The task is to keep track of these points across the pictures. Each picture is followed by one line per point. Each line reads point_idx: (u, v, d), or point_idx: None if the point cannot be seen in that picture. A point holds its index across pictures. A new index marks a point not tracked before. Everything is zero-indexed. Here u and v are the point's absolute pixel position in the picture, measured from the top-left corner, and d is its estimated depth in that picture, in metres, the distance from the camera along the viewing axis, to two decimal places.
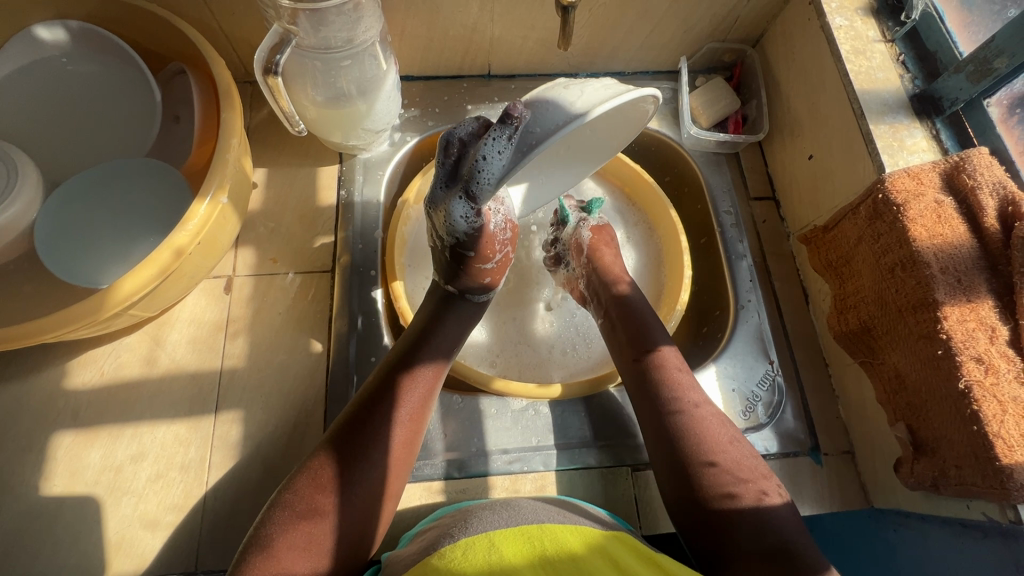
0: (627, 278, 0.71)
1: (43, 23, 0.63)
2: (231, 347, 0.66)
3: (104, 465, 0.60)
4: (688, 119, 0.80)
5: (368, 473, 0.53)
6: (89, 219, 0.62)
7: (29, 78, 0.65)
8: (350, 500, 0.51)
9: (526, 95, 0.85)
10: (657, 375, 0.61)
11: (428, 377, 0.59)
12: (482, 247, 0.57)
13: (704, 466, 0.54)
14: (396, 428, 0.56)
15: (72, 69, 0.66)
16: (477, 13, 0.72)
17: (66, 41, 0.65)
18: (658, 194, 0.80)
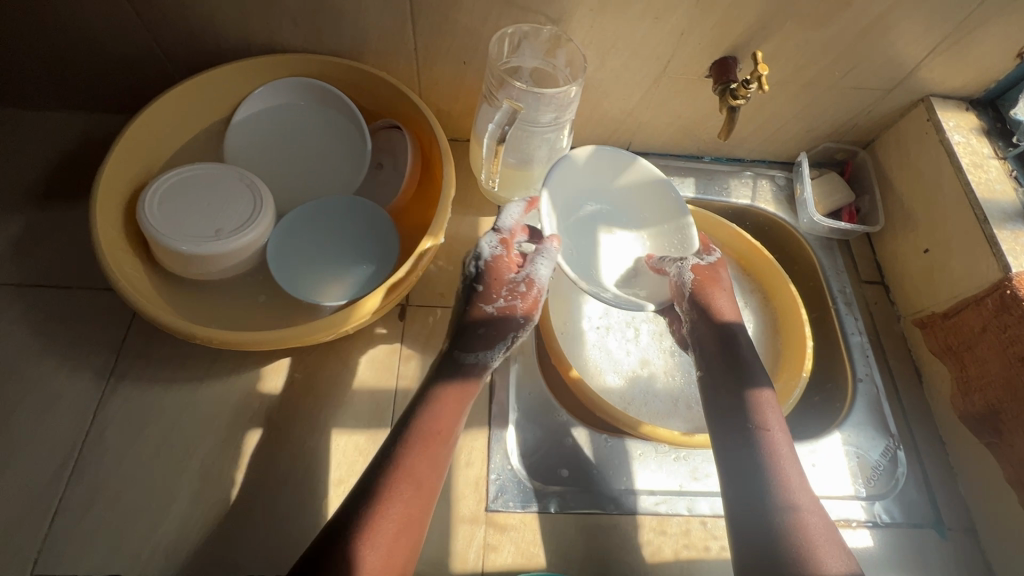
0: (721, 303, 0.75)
1: (286, 78, 0.76)
2: (405, 368, 0.73)
3: (293, 466, 0.66)
4: (808, 206, 0.89)
5: (404, 497, 0.56)
6: (307, 246, 0.71)
7: (266, 121, 0.78)
8: (400, 521, 0.55)
9: (658, 171, 0.95)
10: (738, 412, 0.66)
11: (458, 408, 0.64)
12: (493, 287, 0.72)
13: (771, 513, 0.59)
14: (433, 455, 0.60)
15: (299, 116, 0.79)
16: (637, 102, 0.84)
17: (301, 94, 0.78)
18: (778, 270, 0.88)
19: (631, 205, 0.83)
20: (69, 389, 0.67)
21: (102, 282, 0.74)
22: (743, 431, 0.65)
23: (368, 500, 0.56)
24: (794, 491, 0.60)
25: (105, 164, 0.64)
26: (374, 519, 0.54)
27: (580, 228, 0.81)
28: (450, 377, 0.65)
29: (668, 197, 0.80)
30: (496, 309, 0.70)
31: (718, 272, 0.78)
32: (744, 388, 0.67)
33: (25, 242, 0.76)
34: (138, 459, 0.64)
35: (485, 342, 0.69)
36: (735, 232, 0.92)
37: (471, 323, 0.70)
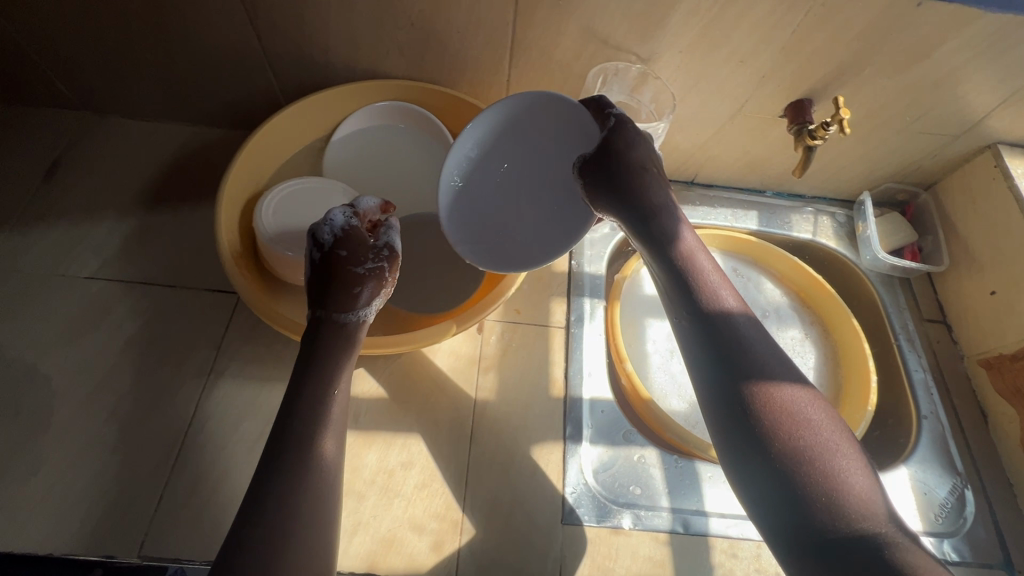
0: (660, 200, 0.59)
1: (385, 103, 0.82)
2: (484, 380, 0.76)
3: (380, 467, 0.69)
4: (872, 244, 0.92)
5: (307, 473, 0.53)
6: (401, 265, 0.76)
7: (362, 141, 0.84)
8: (303, 498, 0.52)
9: (721, 203, 0.99)
10: (721, 353, 0.51)
11: (339, 362, 0.60)
12: (357, 252, 0.64)
13: (808, 483, 0.44)
14: (319, 408, 0.57)
15: (392, 138, 0.84)
16: (708, 137, 0.88)
17: (396, 118, 0.83)
18: (840, 304, 0.90)
19: (557, 127, 0.69)
20: (174, 381, 0.72)
21: (205, 283, 0.80)
22: (736, 384, 0.49)
23: (260, 489, 0.51)
24: (817, 437, 0.46)
25: (228, 177, 0.70)
26: (270, 505, 0.50)
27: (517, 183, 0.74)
28: (328, 339, 0.61)
29: (575, 111, 0.65)
30: (366, 270, 0.64)
31: (641, 147, 0.59)
32: (722, 321, 0.53)
33: (135, 242, 0.82)
34: (236, 451, 0.68)
35: (356, 301, 0.63)
36: (797, 266, 0.94)
37: (323, 286, 0.63)
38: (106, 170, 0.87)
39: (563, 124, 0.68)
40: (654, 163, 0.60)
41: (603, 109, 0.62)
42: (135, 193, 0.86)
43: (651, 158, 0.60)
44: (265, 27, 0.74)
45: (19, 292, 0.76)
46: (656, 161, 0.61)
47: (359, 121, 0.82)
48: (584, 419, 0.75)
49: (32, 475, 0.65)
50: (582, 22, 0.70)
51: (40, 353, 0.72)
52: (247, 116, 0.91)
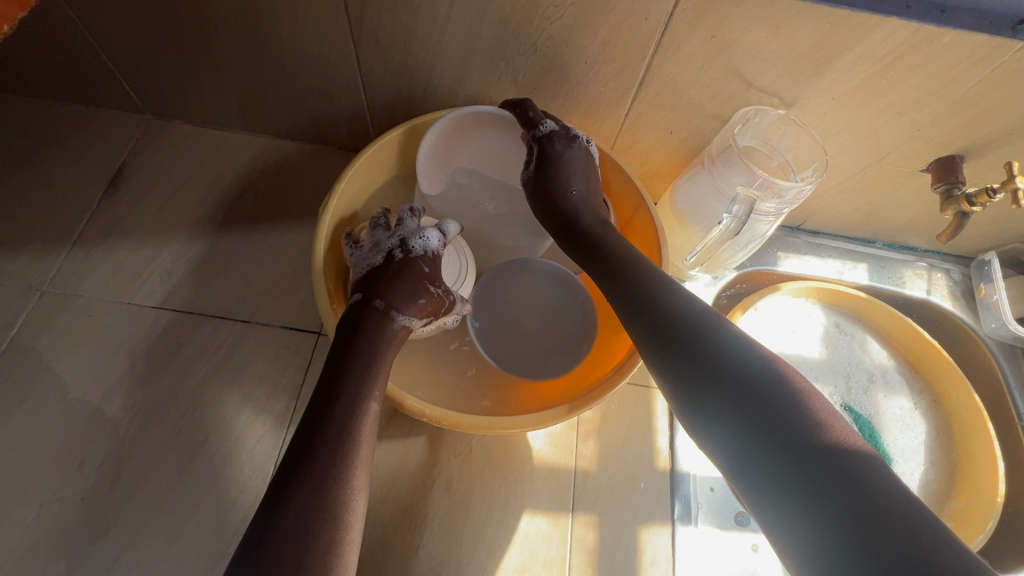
0: (580, 203, 0.63)
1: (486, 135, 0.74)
2: (584, 448, 0.70)
3: (474, 544, 0.63)
4: (1004, 314, 0.83)
5: (327, 471, 0.45)
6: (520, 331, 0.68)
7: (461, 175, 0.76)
8: (320, 494, 0.43)
9: (827, 252, 0.91)
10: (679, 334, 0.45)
11: (376, 360, 0.53)
12: (432, 274, 0.61)
13: (815, 487, 0.34)
14: (353, 405, 0.49)
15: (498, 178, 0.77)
16: (833, 185, 0.80)
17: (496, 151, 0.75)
18: (960, 375, 0.83)
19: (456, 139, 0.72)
20: (249, 431, 0.65)
21: (280, 319, 0.73)
22: (713, 389, 0.42)
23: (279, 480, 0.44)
24: (816, 425, 0.38)
25: (324, 208, 0.64)
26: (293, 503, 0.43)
27: (486, 154, 0.76)
28: (369, 334, 0.54)
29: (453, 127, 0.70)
30: (437, 291, 0.60)
31: (573, 159, 0.65)
32: (683, 315, 0.46)
33: (206, 269, 0.75)
34: None
35: (415, 305, 0.58)
36: (910, 327, 0.86)
37: (391, 279, 0.58)
38: (174, 184, 0.81)
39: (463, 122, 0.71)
40: (580, 167, 0.65)
41: (529, 124, 0.66)
42: (205, 212, 0.79)
43: (585, 169, 0.66)
44: (367, 43, 0.66)
45: (84, 321, 0.70)
46: (592, 166, 0.67)
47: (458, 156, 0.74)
48: (693, 498, 0.68)
49: (99, 536, 0.59)
50: (730, 61, 0.62)
51: (108, 392, 0.66)
52: (327, 132, 0.83)
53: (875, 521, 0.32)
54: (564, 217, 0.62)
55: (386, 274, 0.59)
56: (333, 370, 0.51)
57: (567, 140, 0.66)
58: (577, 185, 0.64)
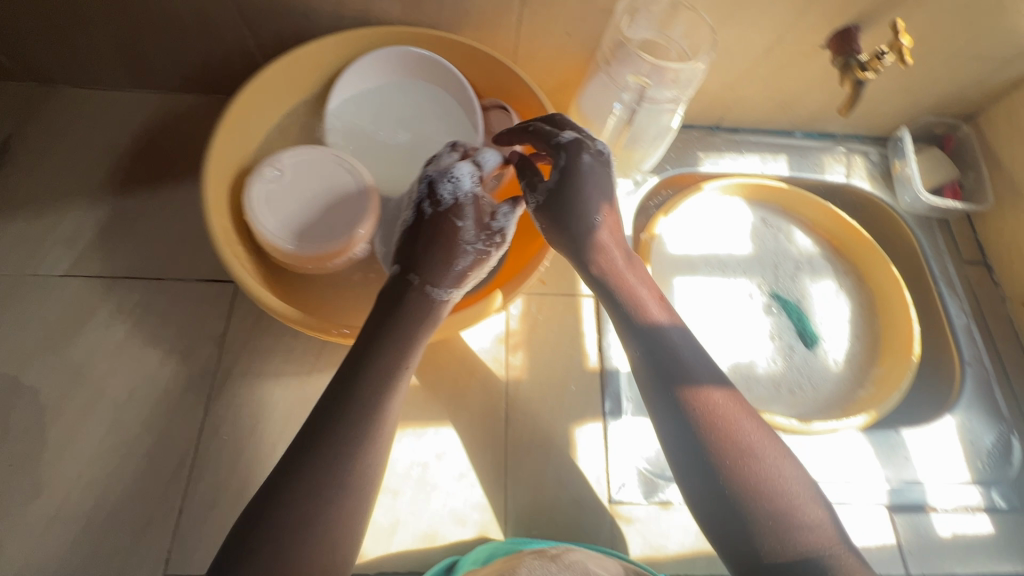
0: (596, 212, 0.57)
1: (385, 72, 0.74)
2: (514, 359, 0.71)
3: (413, 461, 0.64)
4: (915, 184, 0.85)
5: (345, 463, 0.45)
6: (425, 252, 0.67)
7: (366, 112, 0.74)
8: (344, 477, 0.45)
9: (748, 148, 0.92)
10: (675, 354, 0.52)
11: (415, 334, 0.51)
12: (468, 225, 0.56)
13: (765, 506, 0.45)
14: (382, 384, 0.48)
15: (407, 111, 0.75)
16: (740, 75, 0.80)
17: (398, 85, 0.75)
18: (877, 250, 0.86)
19: (356, 85, 0.73)
20: (175, 383, 0.65)
21: (196, 273, 0.71)
22: (691, 419, 0.49)
23: (294, 461, 0.44)
24: (776, 457, 0.48)
25: (209, 156, 0.60)
26: (307, 489, 0.44)
27: (386, 96, 0.75)
28: (407, 313, 0.52)
29: (351, 72, 0.71)
30: (471, 252, 0.55)
31: (598, 179, 0.57)
32: (670, 347, 0.52)
33: (111, 232, 0.73)
34: (255, 454, 0.63)
35: (446, 275, 0.54)
36: (831, 211, 0.88)
37: (426, 247, 0.54)
38: (67, 150, 0.77)
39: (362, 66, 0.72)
40: (604, 177, 0.58)
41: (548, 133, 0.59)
42: (103, 175, 0.76)
43: (608, 193, 0.58)
44: None
45: None
46: (610, 191, 0.58)
47: (362, 95, 0.74)
48: (623, 393, 0.71)
49: (34, 498, 0.60)
50: None
51: (24, 363, 0.65)
52: (221, 79, 0.80)
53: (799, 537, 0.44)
54: (569, 219, 0.57)
55: (419, 242, 0.55)
56: (362, 344, 0.50)
57: (595, 154, 0.58)
58: (596, 195, 0.57)
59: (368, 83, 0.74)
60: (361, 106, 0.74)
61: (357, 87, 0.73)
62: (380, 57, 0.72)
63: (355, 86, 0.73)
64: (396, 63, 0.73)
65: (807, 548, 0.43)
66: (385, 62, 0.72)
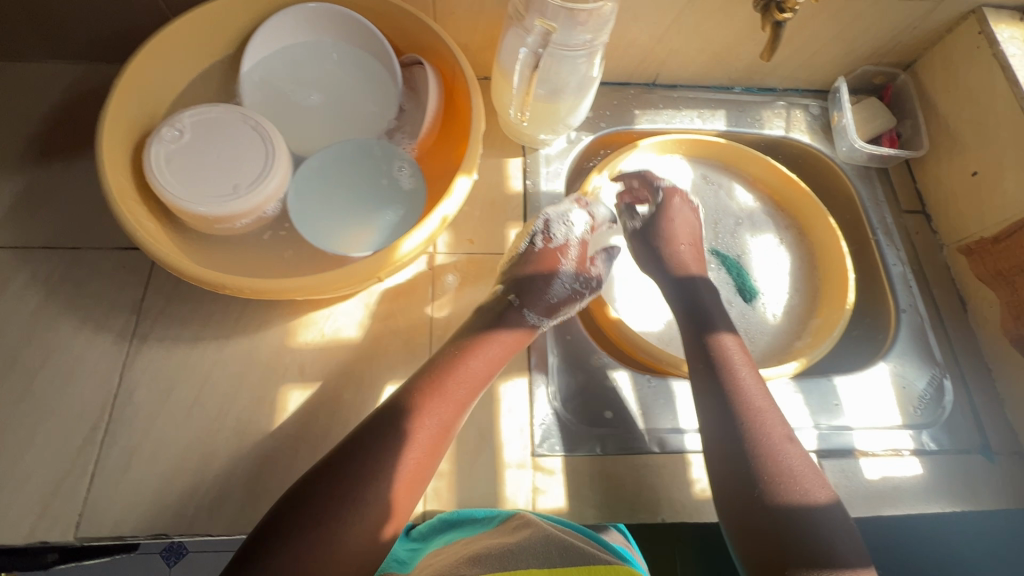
0: (693, 266, 0.77)
1: (300, 31, 0.71)
2: (438, 318, 0.71)
3: (332, 420, 0.64)
4: (850, 132, 0.84)
5: (420, 434, 0.56)
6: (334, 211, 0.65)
7: (283, 73, 0.71)
8: (440, 432, 0.57)
9: (686, 104, 0.90)
10: (712, 362, 0.65)
11: (490, 340, 0.63)
12: (574, 264, 0.73)
13: (779, 482, 0.56)
14: (464, 381, 0.60)
15: (325, 71, 0.72)
16: (668, 25, 0.79)
17: (316, 45, 0.72)
18: (815, 202, 0.85)
19: (272, 47, 0.70)
20: (89, 350, 0.64)
21: (112, 241, 0.70)
22: (732, 419, 0.60)
23: (383, 417, 0.56)
24: (793, 451, 0.59)
25: (105, 110, 0.58)
26: (393, 456, 0.54)
27: (304, 57, 0.72)
28: (504, 327, 0.65)
29: (265, 33, 0.69)
30: (567, 287, 0.70)
31: (670, 224, 0.80)
32: (728, 363, 0.64)
33: (26, 203, 0.72)
34: (171, 417, 0.63)
35: (547, 306, 0.69)
36: (769, 165, 0.87)
37: (529, 276, 0.69)
38: None
39: (277, 27, 0.70)
40: (691, 234, 0.80)
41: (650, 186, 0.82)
42: (19, 146, 0.75)
43: (692, 232, 0.81)
44: None
45: None
46: (694, 233, 0.81)
47: (279, 56, 0.71)
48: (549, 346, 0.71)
49: None
50: None
51: None
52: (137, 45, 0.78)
53: (805, 510, 0.55)
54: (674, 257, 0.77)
55: (527, 268, 0.70)
56: (447, 349, 0.63)
57: (683, 201, 0.82)
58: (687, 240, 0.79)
59: (285, 44, 0.71)
60: (277, 67, 0.71)
61: (274, 49, 0.71)
62: (294, 17, 0.69)
63: (271, 48, 0.70)
64: (312, 22, 0.70)
65: (813, 517, 0.54)
66: (299, 21, 0.70)
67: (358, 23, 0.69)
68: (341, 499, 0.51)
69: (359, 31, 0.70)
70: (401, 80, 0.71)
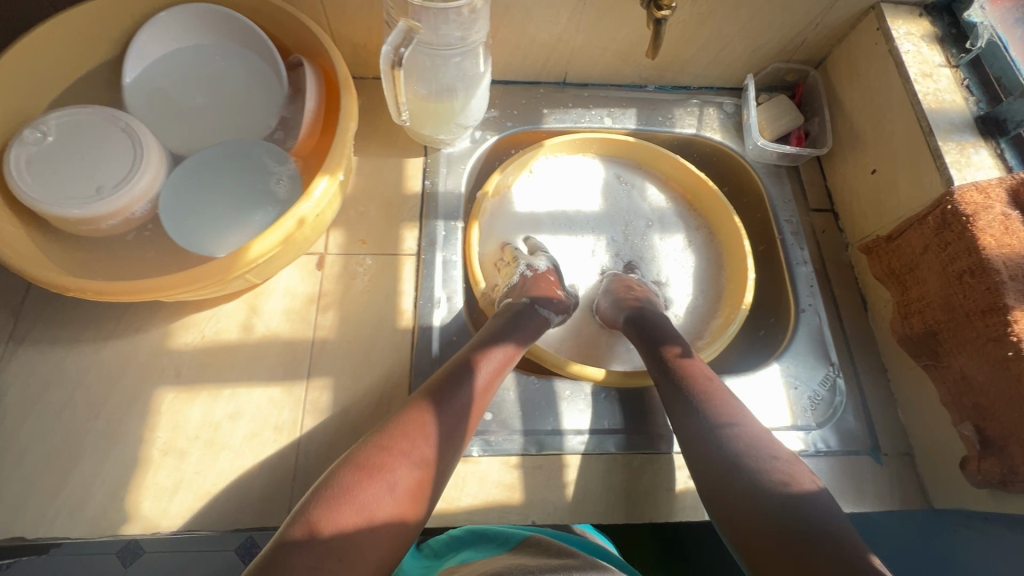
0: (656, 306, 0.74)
1: (181, 34, 0.70)
2: (323, 319, 0.70)
3: (204, 422, 0.64)
4: (754, 131, 0.84)
5: (420, 448, 0.49)
6: (207, 212, 0.64)
7: (167, 79, 0.70)
8: (444, 444, 0.51)
9: (598, 103, 0.90)
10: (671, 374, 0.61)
11: (489, 356, 0.58)
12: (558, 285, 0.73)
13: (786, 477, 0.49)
14: (466, 397, 0.55)
15: (211, 74, 0.71)
16: (565, 23, 0.78)
17: (200, 47, 0.71)
18: (722, 202, 0.83)
19: (152, 51, 0.69)
20: None
21: None
22: (709, 423, 0.55)
23: (388, 428, 0.50)
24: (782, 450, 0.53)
25: None
26: (383, 461, 0.47)
27: (188, 60, 0.71)
28: (501, 334, 0.61)
29: (145, 38, 0.68)
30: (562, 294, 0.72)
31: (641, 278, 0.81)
32: (685, 372, 0.60)
33: None
34: (41, 420, 0.62)
35: (554, 306, 0.69)
36: (679, 163, 0.86)
37: (535, 283, 0.70)
38: None
39: (156, 30, 0.68)
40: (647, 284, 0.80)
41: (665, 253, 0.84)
42: None
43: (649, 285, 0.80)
44: None
45: None
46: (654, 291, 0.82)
47: (161, 62, 0.70)
48: (433, 348, 0.70)
49: None
50: None
51: None
52: None
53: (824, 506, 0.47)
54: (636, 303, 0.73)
55: (533, 281, 0.70)
56: (450, 366, 0.57)
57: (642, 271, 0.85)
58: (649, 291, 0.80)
59: (167, 48, 0.70)
60: (161, 73, 0.70)
61: (155, 54, 0.69)
62: (172, 20, 0.68)
63: (152, 52, 0.69)
64: (193, 24, 0.69)
65: (833, 513, 0.46)
66: (180, 23, 0.69)
67: (241, 25, 0.69)
68: (319, 509, 0.43)
69: (243, 32, 0.69)
70: (288, 82, 0.70)
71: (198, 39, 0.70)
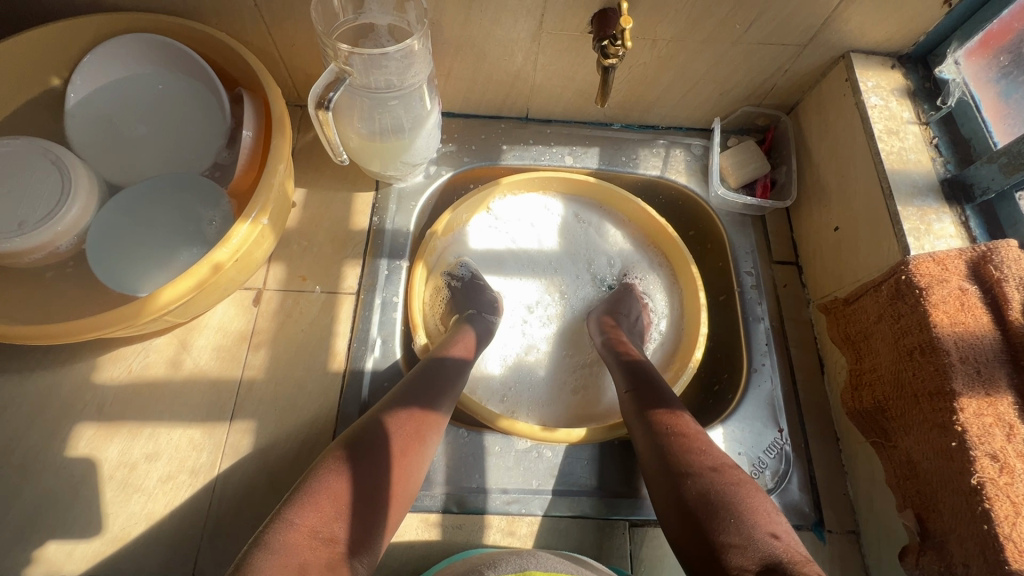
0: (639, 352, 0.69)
1: (124, 64, 0.68)
2: (253, 358, 0.69)
3: (121, 461, 0.63)
4: (717, 179, 0.81)
5: (328, 522, 0.44)
6: (132, 249, 0.63)
7: (111, 109, 0.69)
8: (362, 518, 0.46)
9: (561, 140, 0.87)
10: (656, 431, 0.56)
11: (417, 411, 0.55)
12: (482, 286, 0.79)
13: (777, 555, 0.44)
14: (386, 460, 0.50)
15: (157, 105, 0.70)
16: (522, 62, 0.76)
17: (146, 78, 0.70)
18: (682, 250, 0.80)
19: (96, 81, 0.68)
20: None
21: None
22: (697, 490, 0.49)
23: (288, 504, 0.45)
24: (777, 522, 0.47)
25: None
26: (285, 540, 0.42)
27: (133, 90, 0.70)
28: (430, 388, 0.58)
29: (87, 70, 0.67)
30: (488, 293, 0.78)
31: (628, 299, 0.80)
32: (671, 430, 0.55)
33: None
34: None
35: (489, 308, 0.75)
36: (641, 208, 0.82)
37: (470, 291, 0.77)
38: None
39: (98, 61, 0.67)
40: (631, 317, 0.77)
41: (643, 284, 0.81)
42: None
43: (636, 313, 0.79)
44: None
45: None
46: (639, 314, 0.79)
47: (106, 92, 0.69)
48: (363, 393, 0.68)
49: None
50: None
51: None
52: None
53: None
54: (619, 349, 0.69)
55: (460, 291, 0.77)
56: (362, 424, 0.52)
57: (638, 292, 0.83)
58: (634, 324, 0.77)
59: (111, 78, 0.69)
60: (107, 103, 0.69)
61: (99, 84, 0.69)
62: (114, 51, 0.67)
63: (97, 84, 0.68)
64: (136, 54, 0.68)
65: None
66: (121, 54, 0.67)
67: (183, 54, 0.67)
68: None
69: (186, 62, 0.68)
70: (231, 114, 0.70)
71: (143, 68, 0.69)
